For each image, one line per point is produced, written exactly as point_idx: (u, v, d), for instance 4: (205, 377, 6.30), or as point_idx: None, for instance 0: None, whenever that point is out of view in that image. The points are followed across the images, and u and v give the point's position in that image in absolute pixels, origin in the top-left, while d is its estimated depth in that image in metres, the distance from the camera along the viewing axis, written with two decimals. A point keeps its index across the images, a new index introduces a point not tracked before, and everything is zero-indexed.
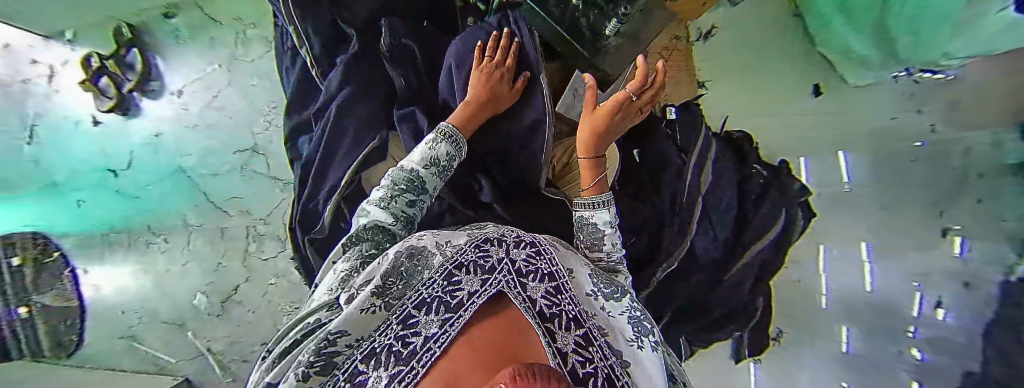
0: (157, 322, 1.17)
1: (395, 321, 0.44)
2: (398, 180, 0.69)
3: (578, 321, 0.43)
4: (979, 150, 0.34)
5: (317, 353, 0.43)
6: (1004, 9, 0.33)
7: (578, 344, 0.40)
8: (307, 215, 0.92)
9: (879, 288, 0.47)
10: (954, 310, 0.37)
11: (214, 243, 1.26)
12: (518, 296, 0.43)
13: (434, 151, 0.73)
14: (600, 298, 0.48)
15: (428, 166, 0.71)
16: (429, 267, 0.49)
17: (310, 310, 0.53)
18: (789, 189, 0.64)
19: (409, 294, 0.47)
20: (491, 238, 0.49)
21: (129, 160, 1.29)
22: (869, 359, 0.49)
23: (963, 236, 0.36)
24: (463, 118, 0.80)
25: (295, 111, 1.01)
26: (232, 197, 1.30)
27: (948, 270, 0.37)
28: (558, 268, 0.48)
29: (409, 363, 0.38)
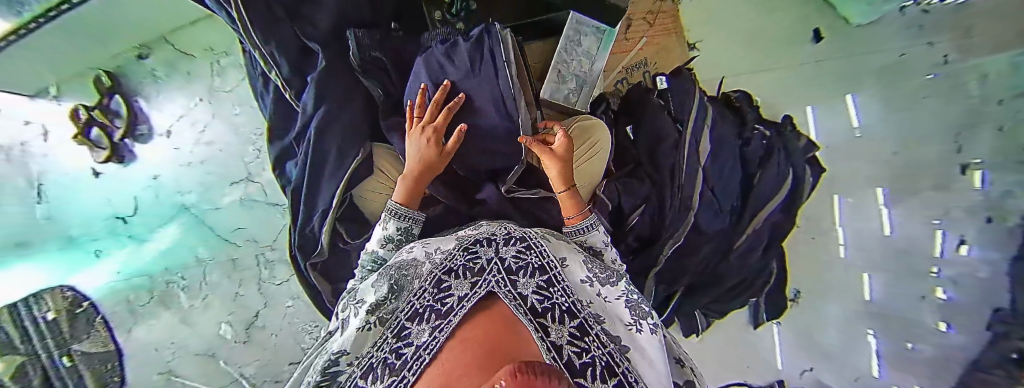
0: (191, 354, 1.01)
1: (391, 334, 0.38)
2: (365, 263, 0.53)
3: (573, 313, 0.36)
4: (1001, 74, 0.35)
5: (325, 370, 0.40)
6: None
7: (573, 335, 0.34)
8: (307, 242, 0.70)
9: (898, 232, 0.49)
10: (977, 246, 0.38)
11: (230, 275, 1.10)
12: (509, 294, 0.36)
13: (388, 229, 0.53)
14: (595, 285, 0.41)
15: (386, 244, 0.53)
16: (419, 276, 0.41)
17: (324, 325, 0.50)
18: (795, 147, 0.66)
19: (403, 304, 0.40)
20: (481, 239, 0.42)
21: (136, 206, 1.06)
22: (890, 304, 0.50)
23: (983, 169, 0.37)
24: (406, 197, 0.55)
25: (277, 135, 0.72)
26: (236, 228, 1.13)
27: (970, 207, 0.39)
28: (551, 259, 0.40)
29: (402, 372, 0.33)
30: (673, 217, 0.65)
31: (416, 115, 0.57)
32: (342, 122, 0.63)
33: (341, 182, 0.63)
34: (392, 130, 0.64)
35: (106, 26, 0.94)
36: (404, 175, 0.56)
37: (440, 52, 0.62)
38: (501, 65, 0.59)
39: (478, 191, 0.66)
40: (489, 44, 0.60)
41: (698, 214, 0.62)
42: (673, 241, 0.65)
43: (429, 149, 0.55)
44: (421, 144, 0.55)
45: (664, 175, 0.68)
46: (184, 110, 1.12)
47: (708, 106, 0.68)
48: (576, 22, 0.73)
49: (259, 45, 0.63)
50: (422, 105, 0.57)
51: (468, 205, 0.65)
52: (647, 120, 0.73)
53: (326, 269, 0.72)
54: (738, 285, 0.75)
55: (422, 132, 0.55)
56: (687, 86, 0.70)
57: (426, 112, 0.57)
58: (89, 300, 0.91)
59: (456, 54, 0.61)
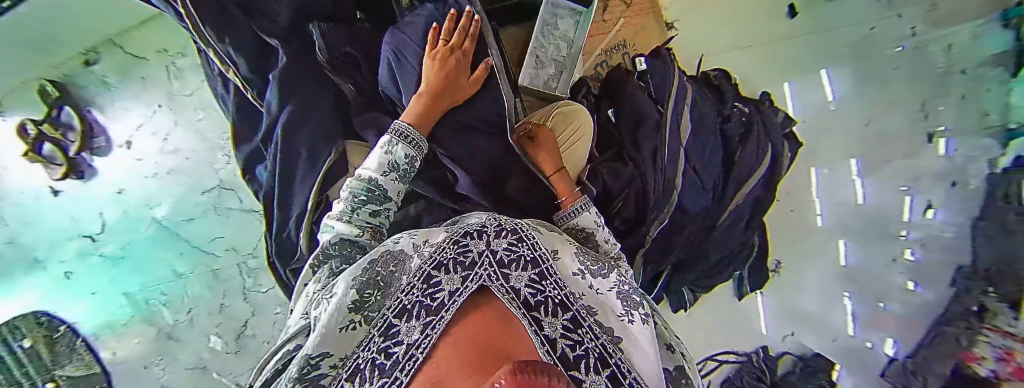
0: (180, 368, 0.99)
1: (376, 332, 0.30)
2: (356, 189, 0.45)
3: (567, 305, 0.31)
4: (966, 43, 0.45)
5: (300, 379, 0.27)
6: None
7: (567, 329, 0.28)
8: (285, 246, 0.68)
9: (870, 200, 0.55)
10: (944, 209, 0.46)
11: (210, 286, 1.03)
12: (502, 288, 0.30)
13: (394, 154, 0.47)
14: (587, 277, 0.36)
15: (389, 171, 0.46)
16: (405, 272, 0.34)
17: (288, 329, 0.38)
18: (770, 123, 0.69)
19: (389, 301, 0.32)
20: (472, 231, 0.35)
21: (103, 222, 1.02)
22: (867, 269, 0.55)
23: (947, 137, 0.45)
24: (418, 119, 0.50)
25: (243, 139, 0.69)
26: (210, 238, 1.05)
27: (937, 173, 0.46)
28: (543, 251, 0.35)
29: (393, 373, 0.25)
30: (656, 197, 0.64)
31: (433, 38, 0.55)
32: (312, 122, 0.60)
33: (314, 187, 0.62)
34: (362, 127, 0.61)
35: (45, 35, 0.86)
36: (421, 98, 0.51)
37: (406, 16, 0.61)
38: (485, 56, 0.60)
39: (459, 186, 0.60)
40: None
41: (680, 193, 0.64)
42: (658, 222, 0.64)
43: (451, 69, 0.54)
44: (439, 62, 0.53)
45: (646, 157, 0.65)
46: (142, 117, 1.05)
47: (687, 85, 0.68)
48: (551, 5, 0.69)
49: (212, 44, 0.59)
50: (450, 27, 0.55)
51: (454, 200, 0.61)
52: (628, 103, 0.71)
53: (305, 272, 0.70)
54: (719, 263, 0.73)
55: (451, 55, 0.54)
56: (664, 71, 0.69)
57: (452, 36, 0.55)
58: (65, 323, 0.93)
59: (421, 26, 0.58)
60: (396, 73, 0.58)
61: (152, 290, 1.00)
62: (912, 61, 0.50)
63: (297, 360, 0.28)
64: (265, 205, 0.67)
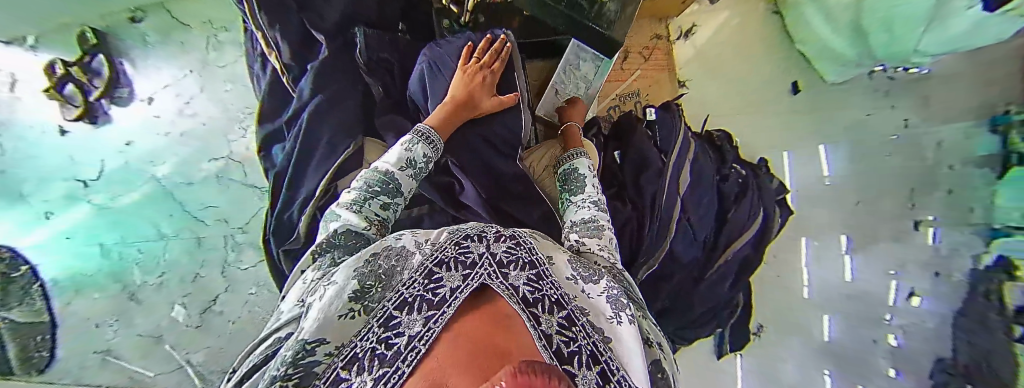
0: (132, 334, 0.95)
1: (376, 323, 0.29)
2: (371, 181, 0.45)
3: (563, 304, 0.32)
4: (954, 141, 0.51)
5: (293, 363, 0.26)
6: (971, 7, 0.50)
7: (562, 325, 0.29)
8: (282, 230, 0.61)
9: (857, 277, 0.61)
10: (929, 298, 0.52)
11: (190, 255, 0.99)
12: (501, 286, 0.30)
13: (414, 152, 0.49)
14: (579, 282, 0.37)
15: (407, 167, 0.47)
16: (407, 267, 0.34)
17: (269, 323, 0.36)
18: (765, 187, 0.71)
19: (389, 295, 0.32)
20: (471, 234, 0.37)
21: (100, 170, 1.01)
22: (852, 346, 0.61)
23: (935, 227, 0.52)
24: (440, 124, 0.54)
25: (267, 117, 0.70)
26: (201, 205, 1.01)
27: (923, 263, 0.53)
28: (539, 256, 0.37)
29: (394, 362, 0.24)
30: (652, 240, 0.64)
31: (466, 52, 0.59)
32: (338, 112, 0.61)
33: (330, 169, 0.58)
34: (386, 129, 0.62)
35: None
36: (447, 105, 0.55)
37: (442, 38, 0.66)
38: (511, 83, 0.63)
39: (464, 195, 0.59)
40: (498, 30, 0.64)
41: (672, 241, 0.64)
42: (647, 267, 0.64)
43: (477, 84, 0.58)
44: (468, 77, 0.57)
45: (645, 200, 0.66)
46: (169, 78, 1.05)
47: (691, 141, 0.71)
48: (576, 48, 0.71)
49: (264, 30, 0.65)
50: (484, 48, 0.59)
51: (456, 208, 0.59)
52: (635, 145, 0.72)
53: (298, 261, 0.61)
54: (703, 315, 0.70)
55: (480, 71, 0.58)
56: (672, 123, 0.72)
57: (485, 55, 0.59)
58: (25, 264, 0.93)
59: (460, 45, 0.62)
60: (425, 83, 0.60)
61: (128, 245, 0.97)
62: (905, 152, 0.57)
63: (291, 345, 0.27)
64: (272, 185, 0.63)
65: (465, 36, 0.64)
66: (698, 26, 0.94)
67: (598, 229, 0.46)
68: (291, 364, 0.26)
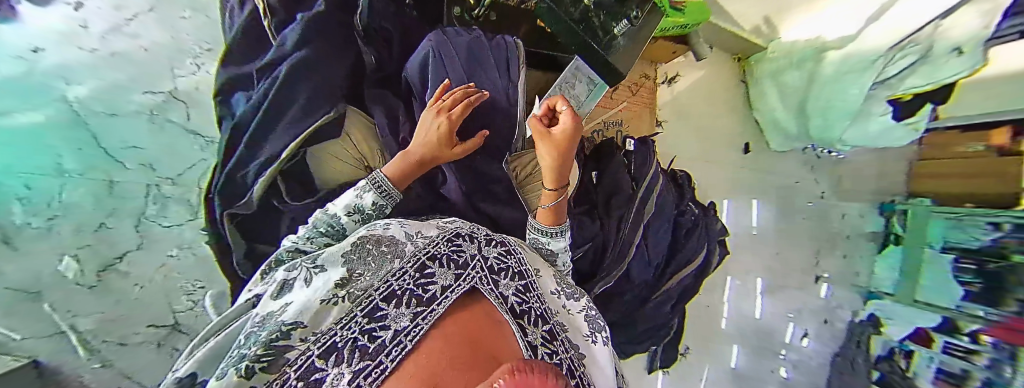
0: None
1: (360, 312, 0.27)
2: (317, 221, 0.41)
3: (545, 318, 0.35)
4: (854, 216, 0.82)
5: (267, 345, 0.24)
6: (885, 115, 0.76)
7: (545, 339, 0.32)
8: (233, 188, 0.53)
9: (763, 316, 0.92)
10: (814, 340, 0.84)
11: (79, 227, 0.52)
12: (492, 292, 0.32)
13: (363, 199, 0.42)
14: (560, 297, 0.41)
15: (353, 213, 0.42)
16: (398, 256, 0.33)
17: (241, 308, 0.36)
18: (712, 227, 0.80)
19: (375, 282, 0.30)
20: (463, 233, 0.38)
21: None
22: (748, 369, 0.91)
23: (828, 283, 0.84)
24: (399, 176, 0.46)
25: (234, 61, 0.59)
26: (128, 145, 0.57)
27: (815, 309, 0.86)
28: (527, 267, 0.40)
29: (377, 356, 0.22)
30: (612, 259, 0.69)
31: (438, 99, 0.53)
32: (321, 73, 0.54)
33: (304, 131, 0.51)
34: (374, 101, 0.61)
35: None
36: (404, 153, 0.48)
37: (455, 28, 0.63)
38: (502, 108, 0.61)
39: (443, 187, 0.60)
40: (507, 38, 0.64)
41: (629, 263, 0.70)
42: (605, 282, 0.68)
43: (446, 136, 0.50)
44: (436, 128, 0.50)
45: (613, 220, 0.70)
46: None
47: (660, 176, 0.76)
48: (576, 67, 0.71)
49: None
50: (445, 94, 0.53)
51: (434, 197, 0.59)
52: (611, 169, 0.76)
53: (250, 226, 0.54)
54: (642, 333, 0.77)
55: (436, 118, 0.50)
56: (647, 156, 0.77)
57: (448, 98, 0.52)
58: None
59: (471, 42, 0.60)
60: (427, 66, 0.59)
61: None
62: (815, 220, 0.88)
63: (270, 327, 0.26)
64: (231, 136, 0.54)
65: (474, 34, 0.62)
66: (681, 76, 1.05)
67: None
68: (264, 345, 0.24)
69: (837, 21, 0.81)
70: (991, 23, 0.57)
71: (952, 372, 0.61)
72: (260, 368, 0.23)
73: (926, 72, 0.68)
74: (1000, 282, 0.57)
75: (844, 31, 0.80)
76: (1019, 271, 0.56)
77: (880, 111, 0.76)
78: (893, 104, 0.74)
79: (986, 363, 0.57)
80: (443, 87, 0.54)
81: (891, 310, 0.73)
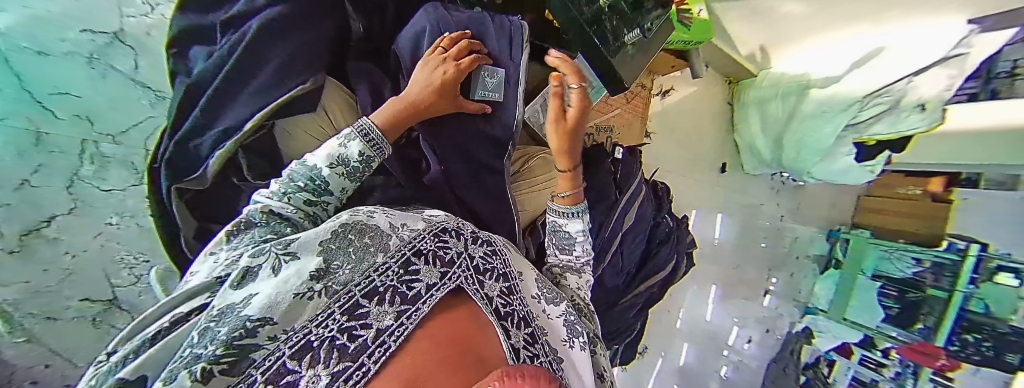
0: None
1: (339, 309, 0.24)
2: (293, 175, 0.35)
3: (527, 320, 0.35)
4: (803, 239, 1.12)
5: (227, 343, 0.19)
6: (847, 154, 0.88)
7: (527, 341, 0.32)
8: (182, 159, 0.47)
9: (714, 319, 1.11)
10: (756, 345, 1.07)
11: (1, 182, 0.40)
12: (477, 293, 0.31)
13: (348, 149, 0.38)
14: (541, 302, 0.41)
15: (337, 165, 0.37)
16: (382, 248, 0.30)
17: (196, 290, 0.27)
18: (683, 240, 0.85)
19: (355, 275, 0.27)
20: (448, 228, 0.36)
21: None
22: (692, 368, 1.09)
23: (773, 294, 1.10)
24: (389, 124, 0.43)
25: (192, 6, 0.51)
26: (59, 91, 0.46)
27: (764, 319, 1.09)
28: (510, 269, 0.39)
29: (358, 357, 0.20)
30: None
31: (441, 46, 0.50)
32: (299, 35, 0.49)
33: (268, 104, 0.46)
34: (357, 74, 0.55)
35: None
36: (396, 100, 0.45)
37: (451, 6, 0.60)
38: (482, 82, 0.56)
39: (427, 176, 0.58)
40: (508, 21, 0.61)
41: (603, 268, 0.73)
42: None
43: (445, 89, 0.49)
44: (436, 78, 0.48)
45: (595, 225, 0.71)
46: None
47: (643, 187, 0.78)
48: (577, 68, 0.68)
49: None
50: (451, 44, 0.51)
51: (415, 187, 0.56)
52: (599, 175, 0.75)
53: (203, 202, 0.49)
54: (609, 334, 0.82)
55: (442, 68, 0.48)
56: (634, 164, 0.78)
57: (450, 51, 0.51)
58: None
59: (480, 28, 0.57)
60: (422, 38, 0.54)
61: None
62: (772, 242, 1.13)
63: (229, 322, 0.21)
64: (184, 98, 0.48)
65: (474, 14, 0.59)
66: (674, 90, 1.12)
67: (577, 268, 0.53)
68: (224, 343, 0.19)
69: (831, 60, 0.87)
70: (952, 87, 0.68)
71: (864, 380, 0.86)
72: (218, 372, 0.18)
73: (888, 122, 0.78)
74: (917, 306, 0.83)
75: (831, 71, 0.86)
76: (926, 300, 0.81)
77: (846, 151, 0.88)
78: (857, 145, 0.86)
79: (893, 374, 0.82)
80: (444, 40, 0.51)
81: (824, 325, 0.98)
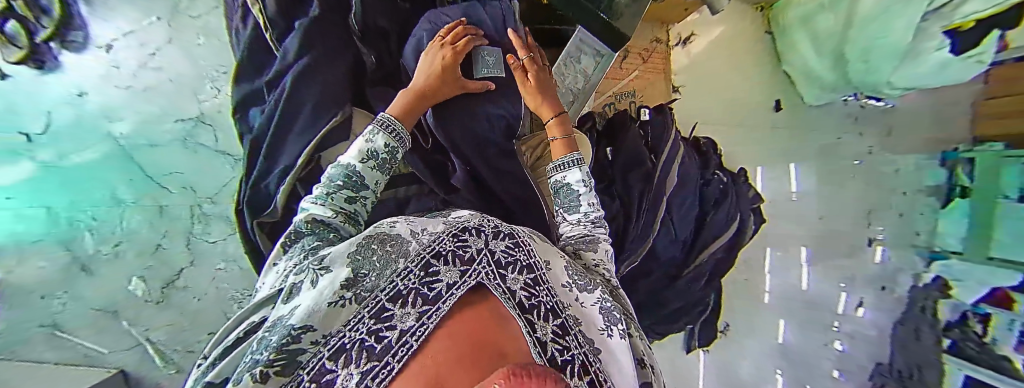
0: (33, 327, 0.67)
1: (367, 313, 0.26)
2: (332, 177, 0.40)
3: (557, 311, 0.32)
4: None
5: (279, 349, 0.23)
6: (941, 48, 0.67)
7: (556, 333, 0.29)
8: (257, 201, 0.57)
9: (813, 287, 0.80)
10: (870, 309, 0.73)
11: (140, 250, 0.71)
12: (499, 288, 0.30)
13: (375, 143, 0.43)
14: (573, 290, 0.38)
15: (368, 159, 0.42)
16: (404, 256, 0.31)
17: (260, 300, 0.33)
18: (743, 195, 0.76)
19: (380, 282, 0.29)
20: (469, 227, 0.36)
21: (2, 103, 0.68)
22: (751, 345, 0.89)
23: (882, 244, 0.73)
24: (403, 112, 0.48)
25: (243, 77, 0.62)
26: (168, 173, 0.73)
27: (870, 278, 0.74)
28: (536, 259, 0.37)
29: (383, 357, 0.22)
30: (635, 236, 0.66)
31: (439, 36, 0.54)
32: (324, 77, 0.56)
33: (314, 139, 0.54)
34: (378, 101, 0.60)
35: None
36: (404, 92, 0.50)
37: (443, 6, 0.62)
38: (483, 62, 0.57)
39: (453, 177, 0.61)
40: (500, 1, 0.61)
41: (654, 239, 0.68)
42: (631, 262, 0.66)
43: (446, 72, 0.52)
44: (437, 64, 0.51)
45: (634, 195, 0.66)
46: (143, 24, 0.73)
47: (681, 145, 0.72)
48: (579, 39, 0.68)
49: None
50: (448, 32, 0.54)
51: (445, 190, 0.61)
52: (627, 142, 0.72)
53: (276, 232, 0.58)
54: (677, 312, 0.75)
55: (442, 55, 0.51)
56: (665, 124, 0.73)
57: (447, 38, 0.53)
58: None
59: (474, 13, 0.59)
60: (423, 41, 0.57)
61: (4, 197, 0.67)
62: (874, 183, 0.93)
63: (279, 331, 0.25)
64: (248, 152, 0.58)
65: (469, 6, 0.60)
66: (695, 35, 0.98)
67: (593, 239, 0.47)
68: (276, 349, 0.23)
69: None
70: None
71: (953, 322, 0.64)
72: (274, 373, 0.23)
73: None
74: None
75: None
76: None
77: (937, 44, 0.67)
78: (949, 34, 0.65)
79: None
80: (441, 31, 0.54)
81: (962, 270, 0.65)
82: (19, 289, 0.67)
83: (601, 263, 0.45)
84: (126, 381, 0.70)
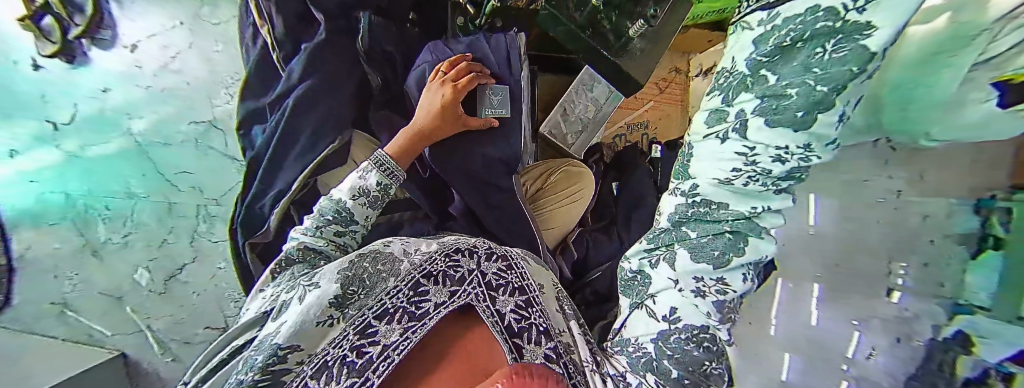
0: (41, 303, 0.70)
1: (351, 330, 0.32)
2: (323, 210, 0.44)
3: (550, 334, 0.35)
4: None
5: (263, 369, 0.30)
6: None
7: (548, 358, 0.33)
8: (251, 218, 0.58)
9: None
10: None
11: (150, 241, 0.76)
12: (487, 311, 0.34)
13: (367, 180, 0.45)
14: (564, 317, 0.39)
15: (358, 196, 0.44)
16: (394, 274, 0.35)
17: (247, 324, 0.36)
18: None
19: (371, 300, 0.33)
20: (462, 247, 0.38)
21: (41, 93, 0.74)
22: None
23: None
24: (399, 151, 0.49)
25: (253, 93, 0.63)
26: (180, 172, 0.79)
27: None
28: (530, 280, 0.38)
29: (363, 374, 0.29)
30: None
31: (442, 70, 0.55)
32: (328, 102, 0.57)
33: (310, 164, 0.55)
34: (382, 129, 0.59)
35: None
36: (404, 130, 0.52)
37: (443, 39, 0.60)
38: (487, 101, 0.57)
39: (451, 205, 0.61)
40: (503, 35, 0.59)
41: None
42: None
43: (445, 109, 0.53)
44: (437, 102, 0.53)
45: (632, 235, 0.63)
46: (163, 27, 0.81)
47: None
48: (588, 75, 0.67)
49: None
50: (450, 66, 0.55)
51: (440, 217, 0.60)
52: (631, 178, 0.69)
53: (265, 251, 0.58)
54: None
55: (444, 92, 0.53)
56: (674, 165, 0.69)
57: (448, 74, 0.54)
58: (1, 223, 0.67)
59: (477, 46, 0.58)
60: (424, 75, 0.57)
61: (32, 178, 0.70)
62: None
63: (264, 350, 0.31)
64: (248, 168, 0.59)
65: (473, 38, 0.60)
66: None
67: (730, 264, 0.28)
68: (260, 370, 0.30)
69: None
70: None
71: None
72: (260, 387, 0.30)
73: None
74: None
75: None
76: None
77: None
78: None
79: None
80: (442, 65, 0.55)
81: None
82: (37, 268, 0.70)
83: (687, 299, 0.31)
84: (126, 367, 0.72)
